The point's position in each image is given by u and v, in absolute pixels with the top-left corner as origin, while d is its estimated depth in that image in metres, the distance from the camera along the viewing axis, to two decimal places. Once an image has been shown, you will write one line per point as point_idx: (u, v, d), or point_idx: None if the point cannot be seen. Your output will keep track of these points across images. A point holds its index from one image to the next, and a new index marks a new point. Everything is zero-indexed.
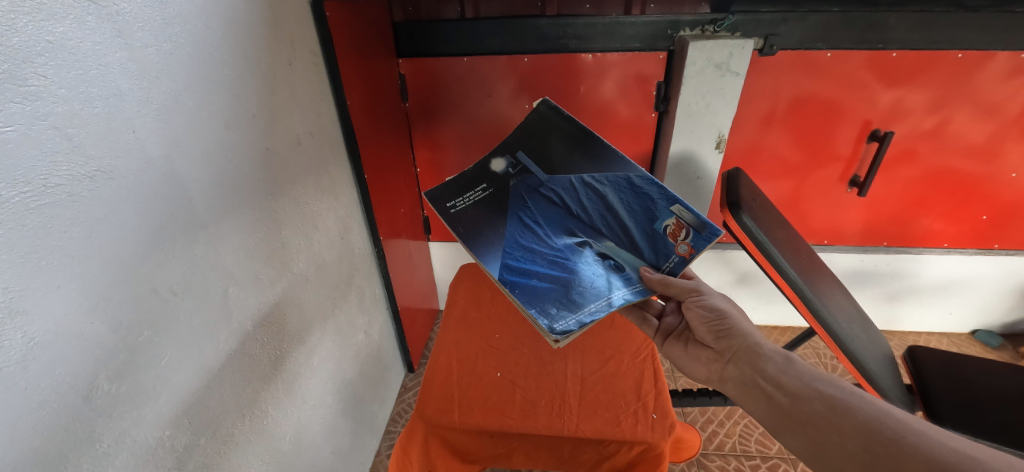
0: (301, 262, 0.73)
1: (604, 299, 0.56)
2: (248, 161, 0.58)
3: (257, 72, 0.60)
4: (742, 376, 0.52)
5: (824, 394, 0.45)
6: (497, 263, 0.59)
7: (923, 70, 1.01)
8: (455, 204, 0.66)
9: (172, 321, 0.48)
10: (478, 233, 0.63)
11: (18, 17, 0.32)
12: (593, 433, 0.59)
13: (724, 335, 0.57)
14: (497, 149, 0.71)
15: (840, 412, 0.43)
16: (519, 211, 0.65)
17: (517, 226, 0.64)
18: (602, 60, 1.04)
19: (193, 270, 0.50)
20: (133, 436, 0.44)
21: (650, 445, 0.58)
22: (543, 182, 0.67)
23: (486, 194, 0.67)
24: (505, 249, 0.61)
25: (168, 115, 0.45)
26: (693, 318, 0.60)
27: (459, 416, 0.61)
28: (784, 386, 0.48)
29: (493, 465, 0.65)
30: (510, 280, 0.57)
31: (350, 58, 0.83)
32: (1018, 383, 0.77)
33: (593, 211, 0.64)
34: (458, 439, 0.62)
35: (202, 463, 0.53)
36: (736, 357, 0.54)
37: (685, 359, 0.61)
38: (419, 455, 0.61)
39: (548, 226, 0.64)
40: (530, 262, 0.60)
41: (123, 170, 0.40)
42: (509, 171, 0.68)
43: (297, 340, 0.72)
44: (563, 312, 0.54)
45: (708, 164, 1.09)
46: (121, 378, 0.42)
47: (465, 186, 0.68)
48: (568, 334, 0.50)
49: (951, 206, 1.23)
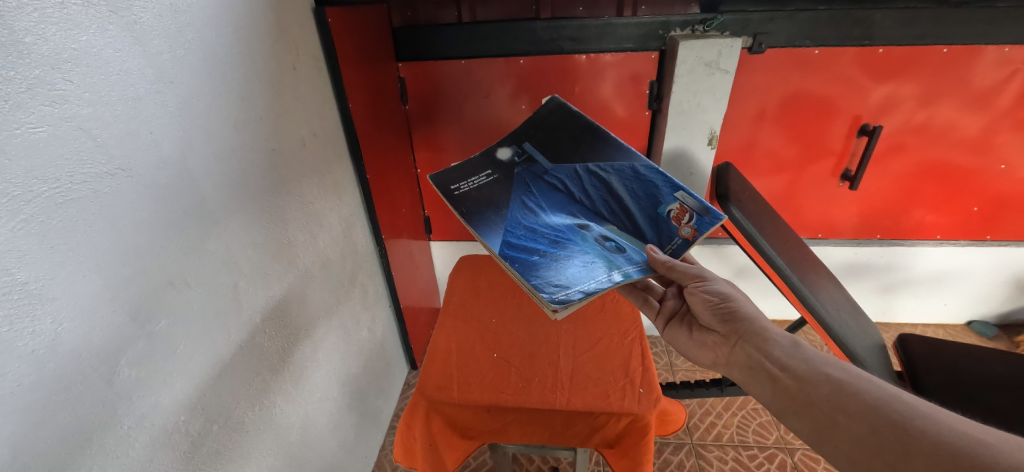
0: (307, 258, 0.75)
1: (605, 274, 0.55)
2: (254, 159, 0.61)
3: (263, 76, 0.62)
4: (747, 360, 0.54)
5: (827, 377, 0.47)
6: (498, 241, 0.60)
7: (911, 64, 1.04)
8: (460, 187, 0.68)
9: (187, 311, 0.50)
10: (481, 213, 0.64)
11: (47, 27, 0.35)
12: (584, 407, 0.61)
13: (728, 318, 0.58)
14: (504, 139, 0.74)
15: (844, 395, 0.45)
16: (522, 194, 0.67)
17: (520, 208, 0.65)
18: (597, 62, 1.07)
19: (205, 263, 0.53)
20: (150, 419, 0.46)
21: (637, 417, 0.61)
22: (548, 171, 0.70)
23: (489, 180, 0.69)
24: (507, 228, 0.62)
25: (182, 116, 0.48)
26: (698, 302, 0.62)
27: (457, 393, 0.63)
28: (790, 370, 0.50)
29: (492, 438, 0.68)
30: (512, 256, 0.57)
31: (352, 63, 0.86)
32: (1007, 369, 0.79)
33: (590, 198, 0.66)
34: (456, 413, 0.64)
35: (213, 449, 0.55)
36: (739, 339, 0.56)
37: (690, 344, 0.64)
38: (422, 427, 0.64)
39: (550, 210, 0.65)
40: (529, 242, 0.60)
41: (140, 168, 0.43)
42: (515, 159, 0.71)
43: (304, 334, 0.75)
44: (564, 283, 0.53)
45: (700, 159, 1.11)
46: (141, 364, 0.45)
47: (471, 172, 0.70)
48: (566, 303, 0.50)
49: (943, 198, 1.25)
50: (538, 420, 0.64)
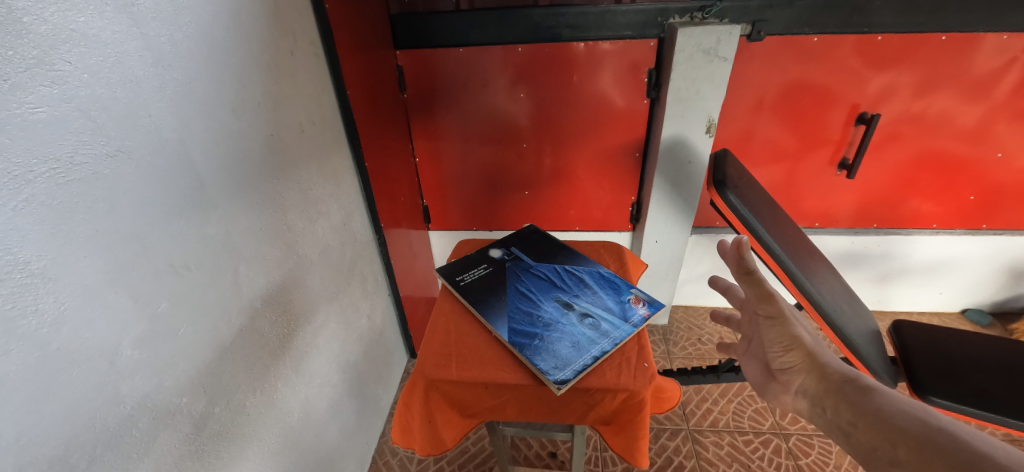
0: (306, 245, 0.75)
1: (602, 339, 0.60)
2: (252, 145, 0.61)
3: (260, 62, 0.62)
4: (810, 399, 0.45)
5: (907, 430, 0.36)
6: (500, 324, 0.63)
7: (910, 52, 1.03)
8: (463, 278, 0.73)
9: (187, 295, 0.51)
10: (485, 299, 0.68)
11: (44, 7, 0.35)
12: (579, 385, 0.57)
13: (793, 348, 0.49)
14: (494, 242, 0.82)
15: (926, 456, 0.34)
16: (514, 283, 0.70)
17: (515, 294, 0.68)
18: (594, 50, 1.07)
19: (205, 247, 0.53)
20: (154, 400, 0.47)
21: (633, 393, 0.56)
22: (533, 266, 0.75)
23: (487, 271, 0.74)
24: (508, 314, 0.64)
25: (179, 99, 0.48)
26: (761, 327, 0.52)
27: (455, 370, 0.59)
28: (855, 400, 0.41)
29: (490, 417, 0.64)
30: (516, 337, 0.60)
31: (349, 50, 0.86)
32: (999, 354, 0.80)
33: (571, 282, 0.71)
34: (455, 391, 0.61)
35: (217, 431, 0.56)
36: (803, 373, 0.47)
37: (747, 368, 0.54)
38: (419, 404, 0.61)
39: (540, 293, 0.68)
40: (527, 323, 0.63)
41: (139, 150, 0.44)
42: (506, 257, 0.77)
43: (303, 319, 0.75)
44: (567, 355, 0.57)
45: (698, 147, 1.11)
46: (143, 346, 0.45)
47: (470, 264, 0.76)
48: (569, 381, 0.54)
49: (940, 187, 1.26)
50: (533, 398, 0.60)
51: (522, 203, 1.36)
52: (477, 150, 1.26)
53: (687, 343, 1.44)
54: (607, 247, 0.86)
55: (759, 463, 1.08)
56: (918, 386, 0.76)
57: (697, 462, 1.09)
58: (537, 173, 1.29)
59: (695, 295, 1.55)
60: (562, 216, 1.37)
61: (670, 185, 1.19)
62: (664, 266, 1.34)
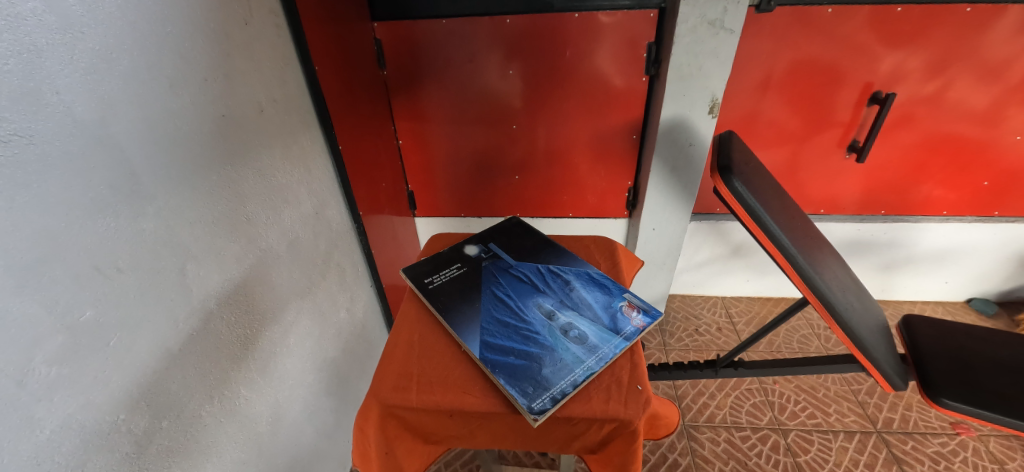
0: (270, 237, 0.69)
1: (589, 355, 0.55)
2: (199, 128, 0.54)
3: (205, 30, 0.54)
4: None
5: None
6: (472, 338, 0.57)
7: (930, 26, 0.95)
8: (433, 280, 0.67)
9: (121, 299, 0.44)
10: (457, 307, 0.62)
11: None
12: (562, 414, 0.51)
13: None
14: (471, 238, 0.76)
15: None
16: (490, 288, 0.65)
17: (491, 300, 0.62)
18: (590, 22, 0.98)
19: (141, 245, 0.46)
20: (81, 420, 0.41)
21: (623, 423, 0.51)
22: (513, 265, 0.69)
23: (460, 272, 0.69)
24: (482, 325, 0.59)
25: (100, 75, 0.41)
26: None
27: (415, 395, 0.53)
28: None
29: (457, 444, 0.58)
30: (490, 355, 0.54)
31: (316, 20, 0.77)
32: (1015, 353, 0.76)
33: (555, 285, 0.65)
34: (417, 419, 0.55)
35: (165, 447, 0.50)
36: None
37: None
38: (375, 434, 0.54)
39: (520, 299, 0.63)
40: (503, 336, 0.57)
41: (47, 135, 0.37)
42: (482, 255, 0.72)
43: (269, 319, 0.69)
44: (549, 376, 0.52)
45: (700, 129, 1.04)
46: (62, 361, 0.39)
47: (442, 264, 0.70)
48: (548, 410, 0.48)
49: (952, 172, 1.20)
50: (508, 427, 0.55)
51: (512, 189, 1.29)
52: (465, 133, 1.18)
53: (683, 334, 1.40)
54: (598, 242, 0.80)
55: (756, 460, 1.05)
56: (929, 388, 0.72)
57: (692, 459, 1.05)
58: (529, 157, 1.22)
59: (693, 284, 1.50)
60: (555, 202, 1.31)
61: (667, 172, 1.12)
62: (661, 256, 1.29)
